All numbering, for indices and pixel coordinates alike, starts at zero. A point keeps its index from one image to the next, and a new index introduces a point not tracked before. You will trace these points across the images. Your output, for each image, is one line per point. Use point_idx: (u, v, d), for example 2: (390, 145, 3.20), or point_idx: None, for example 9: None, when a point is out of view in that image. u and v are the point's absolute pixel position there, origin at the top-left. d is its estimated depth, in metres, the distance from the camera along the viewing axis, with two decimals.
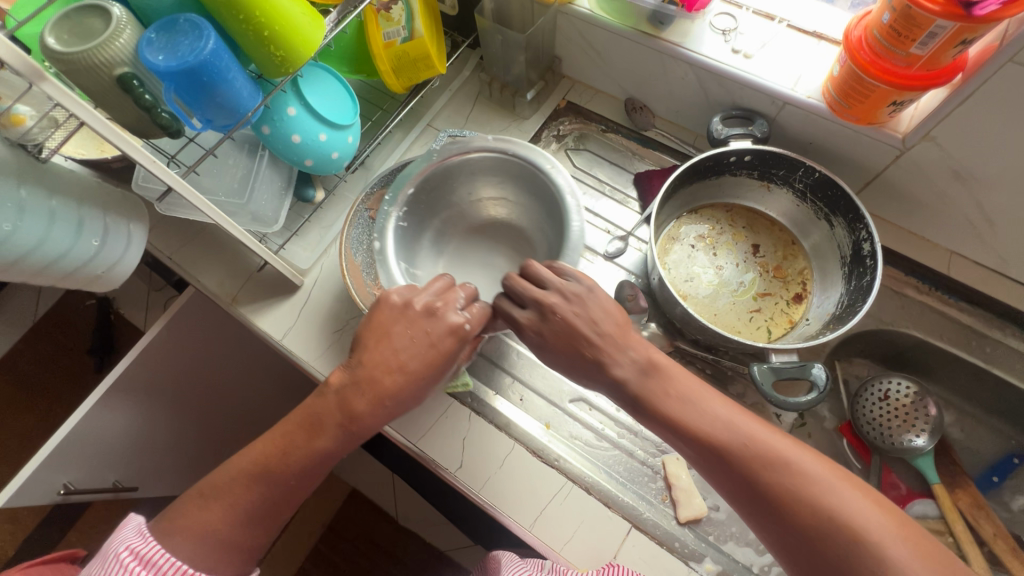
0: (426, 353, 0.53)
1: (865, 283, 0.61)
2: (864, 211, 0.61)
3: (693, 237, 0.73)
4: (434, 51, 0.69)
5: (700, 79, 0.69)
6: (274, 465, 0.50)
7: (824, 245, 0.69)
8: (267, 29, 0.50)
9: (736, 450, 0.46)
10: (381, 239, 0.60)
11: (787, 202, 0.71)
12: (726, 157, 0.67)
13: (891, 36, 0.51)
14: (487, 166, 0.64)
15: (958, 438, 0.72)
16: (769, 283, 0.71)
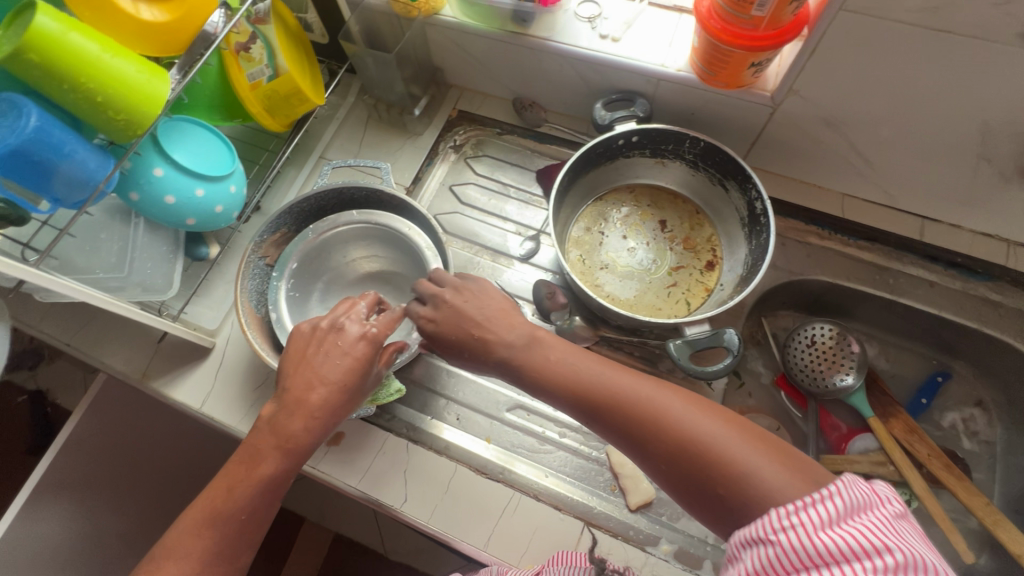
0: (343, 362, 0.51)
1: (763, 240, 0.63)
2: (750, 171, 0.63)
3: (601, 224, 0.73)
4: (306, 84, 0.67)
5: (576, 69, 0.69)
6: (223, 507, 0.48)
7: (727, 211, 0.70)
8: (99, 94, 0.47)
9: (625, 417, 0.45)
10: (276, 309, 0.60)
11: (684, 174, 0.72)
12: (612, 141, 0.68)
13: (734, 2, 0.53)
14: (358, 235, 0.65)
15: (885, 368, 0.74)
16: (681, 255, 0.71)
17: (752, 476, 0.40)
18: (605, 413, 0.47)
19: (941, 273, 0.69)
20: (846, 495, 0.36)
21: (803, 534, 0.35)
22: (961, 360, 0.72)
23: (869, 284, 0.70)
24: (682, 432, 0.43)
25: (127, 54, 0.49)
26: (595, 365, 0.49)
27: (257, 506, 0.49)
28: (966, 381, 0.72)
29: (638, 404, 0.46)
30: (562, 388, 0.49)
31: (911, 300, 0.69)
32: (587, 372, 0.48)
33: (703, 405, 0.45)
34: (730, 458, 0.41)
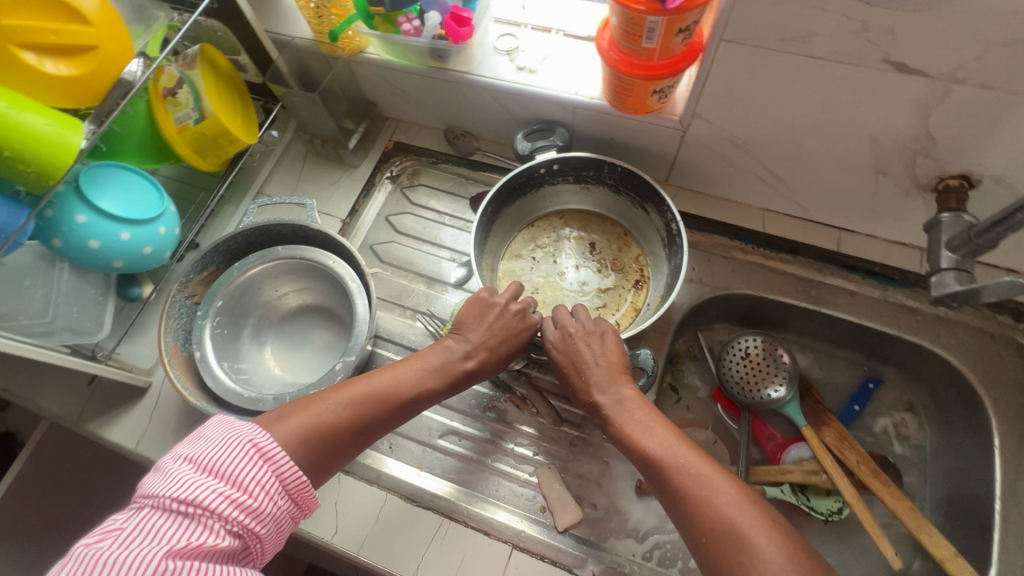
0: (514, 337, 0.60)
1: (679, 259, 0.65)
2: (663, 193, 0.65)
3: (532, 250, 0.75)
4: (234, 125, 0.69)
5: (498, 100, 0.72)
6: (390, 394, 0.53)
7: (650, 232, 0.72)
8: (7, 149, 0.49)
9: (679, 481, 0.45)
10: (200, 347, 0.61)
11: (609, 199, 0.74)
12: (535, 170, 0.69)
13: (626, 37, 0.55)
14: (288, 269, 0.68)
15: (818, 377, 0.75)
16: (610, 276, 0.73)
17: None
18: (663, 473, 0.47)
19: (860, 282, 0.71)
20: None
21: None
22: (890, 366, 0.74)
23: (793, 295, 0.71)
24: (725, 517, 0.42)
25: (36, 108, 0.51)
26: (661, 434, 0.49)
27: (403, 412, 0.53)
28: (896, 386, 0.73)
29: (693, 482, 0.45)
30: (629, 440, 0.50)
31: (833, 309, 0.70)
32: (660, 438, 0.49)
33: (756, 499, 0.43)
34: (763, 571, 0.39)
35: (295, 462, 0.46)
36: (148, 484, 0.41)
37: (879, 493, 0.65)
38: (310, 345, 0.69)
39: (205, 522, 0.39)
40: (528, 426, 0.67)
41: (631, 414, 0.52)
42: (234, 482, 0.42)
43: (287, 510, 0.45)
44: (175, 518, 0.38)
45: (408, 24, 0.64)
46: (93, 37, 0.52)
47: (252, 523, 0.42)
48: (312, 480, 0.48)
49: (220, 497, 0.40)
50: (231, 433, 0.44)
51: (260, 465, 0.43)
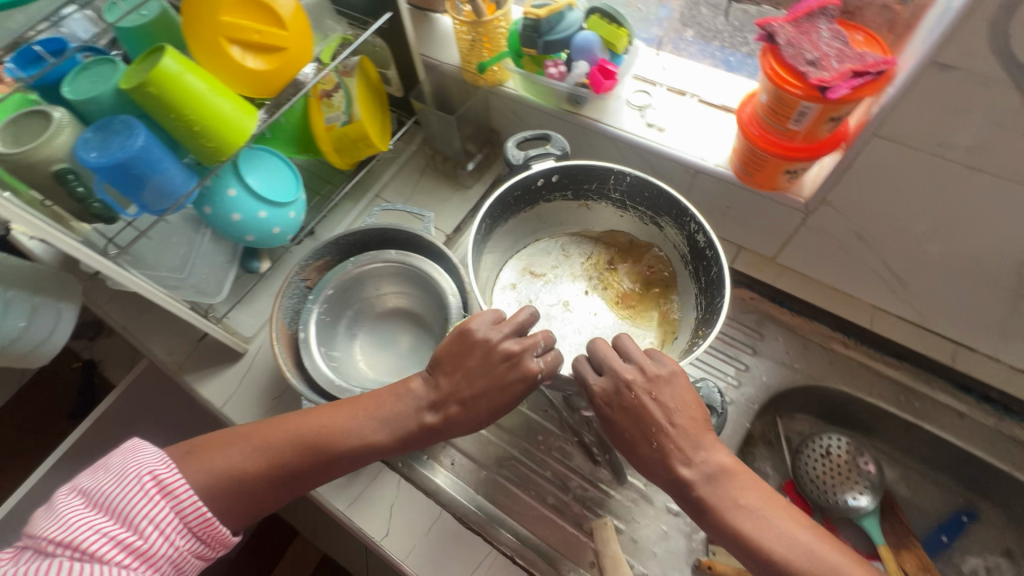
0: (499, 395, 0.52)
1: (713, 274, 0.60)
2: (678, 196, 0.61)
3: (528, 278, 0.71)
4: (373, 132, 0.75)
5: (620, 150, 0.74)
6: (329, 440, 0.52)
7: (665, 248, 0.68)
8: (198, 125, 0.55)
9: None
10: (305, 329, 0.65)
11: (617, 214, 0.71)
12: (533, 180, 0.65)
13: (772, 114, 0.56)
14: (394, 272, 0.71)
15: (904, 495, 0.70)
16: (621, 299, 0.69)
17: None
18: None
19: (971, 404, 0.66)
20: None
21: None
22: (990, 502, 0.67)
23: (892, 403, 0.68)
24: None
25: (226, 94, 0.57)
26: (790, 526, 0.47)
27: (335, 461, 0.53)
28: (992, 526, 0.67)
29: None
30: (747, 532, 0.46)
31: (936, 428, 0.66)
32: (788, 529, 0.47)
33: None
34: None
35: (196, 497, 0.49)
36: (40, 523, 0.47)
37: None
38: (393, 348, 0.72)
39: (86, 560, 0.44)
40: (589, 474, 0.66)
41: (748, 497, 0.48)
42: (122, 523, 0.46)
43: (191, 547, 0.49)
44: (62, 559, 0.44)
45: (554, 68, 0.68)
46: (284, 40, 0.59)
47: (142, 565, 0.46)
48: (223, 519, 0.51)
49: (104, 539, 0.45)
50: (131, 466, 0.48)
51: (158, 503, 0.48)
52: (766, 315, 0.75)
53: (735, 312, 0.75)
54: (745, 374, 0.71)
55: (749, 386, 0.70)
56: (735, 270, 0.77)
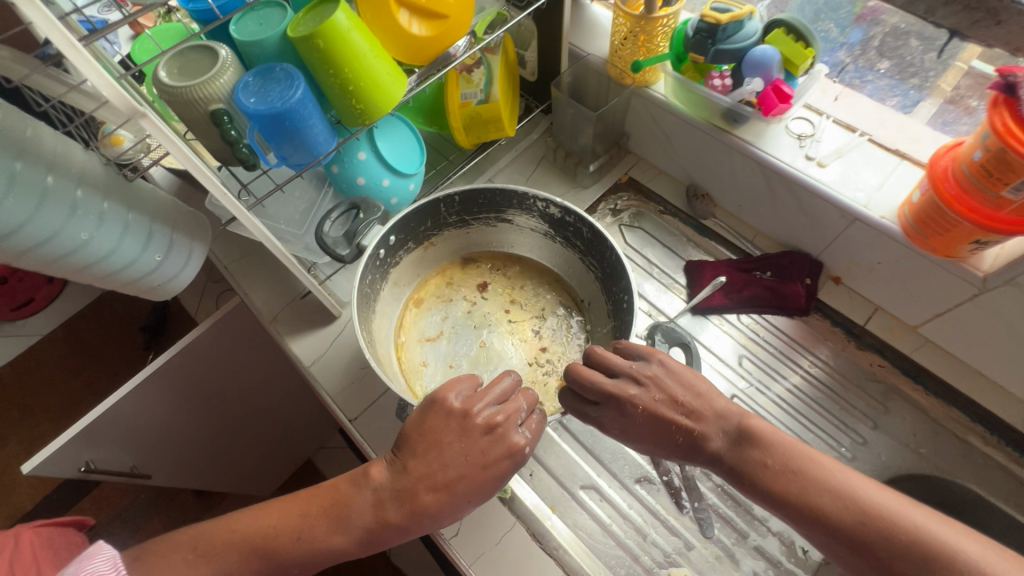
0: (473, 474, 0.49)
1: (587, 233, 0.61)
2: (528, 190, 0.61)
3: (423, 347, 0.65)
4: (506, 115, 0.72)
5: (767, 179, 0.67)
6: (279, 546, 0.48)
7: (526, 240, 0.69)
8: (353, 84, 0.53)
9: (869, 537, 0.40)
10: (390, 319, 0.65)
11: (458, 239, 0.68)
12: (375, 254, 0.59)
13: (980, 174, 0.48)
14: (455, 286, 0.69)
15: None
16: (508, 310, 0.68)
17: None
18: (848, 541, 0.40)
19: None
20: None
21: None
22: None
23: None
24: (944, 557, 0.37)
25: (384, 56, 0.55)
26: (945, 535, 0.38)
27: (291, 564, 0.48)
28: None
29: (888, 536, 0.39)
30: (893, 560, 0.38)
31: None
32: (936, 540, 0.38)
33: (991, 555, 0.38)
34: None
35: None
36: None
37: None
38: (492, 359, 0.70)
39: None
40: (672, 518, 0.62)
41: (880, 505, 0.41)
42: None
43: None
44: None
45: (719, 80, 0.62)
46: (449, 7, 0.56)
47: None
48: None
49: None
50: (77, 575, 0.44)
51: None
52: (894, 389, 0.67)
53: (859, 377, 0.68)
54: (860, 448, 0.65)
55: (863, 462, 0.64)
56: (867, 332, 0.69)
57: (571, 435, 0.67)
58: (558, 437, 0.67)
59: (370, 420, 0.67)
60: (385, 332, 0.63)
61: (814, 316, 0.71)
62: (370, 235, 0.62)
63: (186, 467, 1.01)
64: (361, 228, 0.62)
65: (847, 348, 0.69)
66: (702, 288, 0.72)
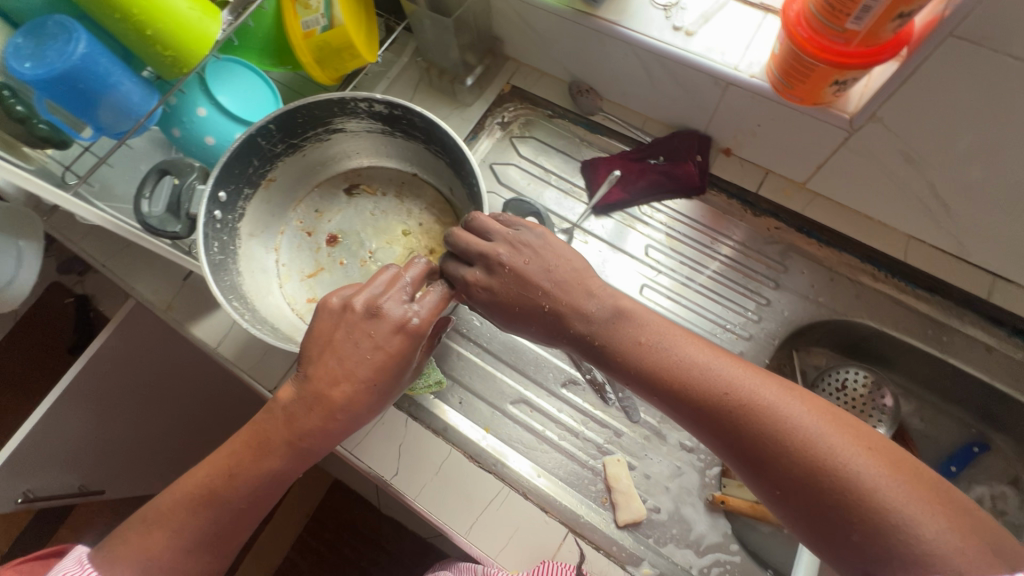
0: (373, 357, 0.46)
1: (421, 123, 0.53)
2: (343, 94, 0.51)
3: (308, 289, 0.58)
4: (359, 39, 0.65)
5: (641, 59, 0.65)
6: (221, 489, 0.46)
7: (368, 146, 0.59)
8: (151, 28, 0.47)
9: (727, 414, 0.41)
10: (265, 275, 0.56)
11: (297, 167, 0.57)
12: (212, 215, 0.49)
13: (828, 11, 0.47)
14: (322, 213, 0.60)
15: (918, 427, 0.70)
16: (375, 224, 0.61)
17: (850, 460, 0.37)
18: (710, 415, 0.42)
19: (1002, 338, 0.63)
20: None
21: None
22: (1004, 435, 0.67)
23: (918, 337, 0.65)
24: (795, 430, 0.39)
25: None
26: (836, 436, 0.38)
27: (235, 498, 0.47)
28: (1003, 456, 0.67)
29: (749, 408, 0.41)
30: (780, 454, 0.39)
31: (962, 362, 0.63)
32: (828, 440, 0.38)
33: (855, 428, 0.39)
34: (831, 461, 0.37)
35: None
36: None
37: None
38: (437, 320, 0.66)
39: None
40: (601, 413, 0.64)
41: (784, 405, 0.40)
42: None
43: None
44: None
45: None
46: None
47: None
48: None
49: None
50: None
51: None
52: (792, 247, 0.69)
53: (759, 242, 0.70)
54: (766, 309, 0.67)
55: (769, 321, 0.67)
56: (761, 198, 0.70)
57: (493, 356, 0.67)
58: (483, 361, 0.67)
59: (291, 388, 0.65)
60: (264, 289, 0.55)
61: (710, 192, 0.72)
62: (198, 200, 0.49)
63: (144, 474, 0.99)
64: (184, 196, 0.48)
65: (745, 217, 0.71)
66: (599, 186, 0.72)
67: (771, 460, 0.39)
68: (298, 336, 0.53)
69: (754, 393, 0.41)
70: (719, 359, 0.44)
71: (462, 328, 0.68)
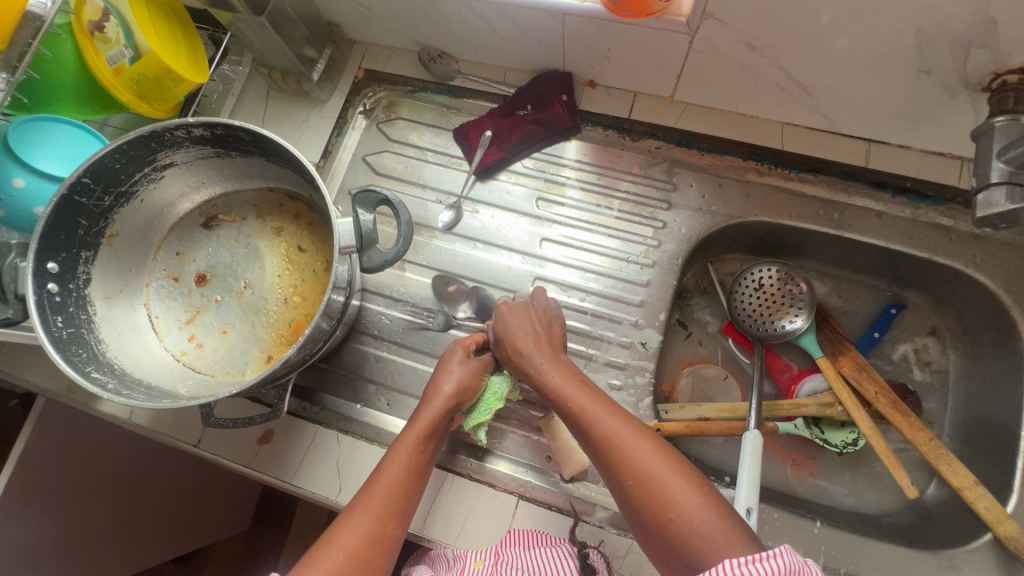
0: (458, 373, 0.58)
1: (249, 137, 0.50)
2: (153, 127, 0.46)
3: (184, 336, 0.55)
4: (176, 61, 0.60)
5: (473, 10, 0.61)
6: (379, 471, 0.51)
7: (207, 172, 0.55)
8: None
9: (597, 440, 0.49)
10: (134, 333, 0.53)
11: (139, 214, 0.54)
12: (43, 291, 0.45)
13: None
14: (186, 255, 0.58)
15: (837, 305, 0.71)
16: (243, 250, 0.58)
17: (675, 496, 0.44)
18: (588, 434, 0.50)
19: (889, 201, 0.64)
20: (784, 558, 0.36)
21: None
22: (916, 291, 0.69)
23: (813, 221, 0.65)
24: (637, 462, 0.46)
25: None
26: (665, 473, 0.45)
27: (402, 506, 0.50)
28: (919, 310, 0.69)
29: (611, 435, 0.48)
30: (621, 485, 0.47)
31: (858, 234, 0.64)
32: (670, 493, 0.44)
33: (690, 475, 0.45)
34: (659, 488, 0.44)
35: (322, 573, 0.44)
36: None
37: (896, 423, 0.62)
38: (371, 330, 0.67)
39: None
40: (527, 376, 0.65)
41: (640, 458, 0.46)
42: None
43: None
44: None
45: None
46: None
47: None
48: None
49: None
50: None
51: None
52: (675, 162, 0.68)
53: (642, 166, 0.68)
54: (664, 232, 0.67)
55: (669, 243, 0.66)
56: (635, 122, 0.68)
57: (410, 349, 0.66)
58: (398, 356, 0.66)
59: (215, 438, 0.62)
60: (137, 348, 0.52)
61: (586, 129, 0.70)
62: (23, 278, 0.45)
63: (127, 556, 0.96)
64: (6, 277, 0.45)
65: (624, 144, 0.69)
66: (474, 151, 0.69)
67: (619, 479, 0.47)
68: (184, 385, 0.51)
69: (616, 429, 0.49)
70: (605, 400, 0.52)
71: (372, 330, 0.66)
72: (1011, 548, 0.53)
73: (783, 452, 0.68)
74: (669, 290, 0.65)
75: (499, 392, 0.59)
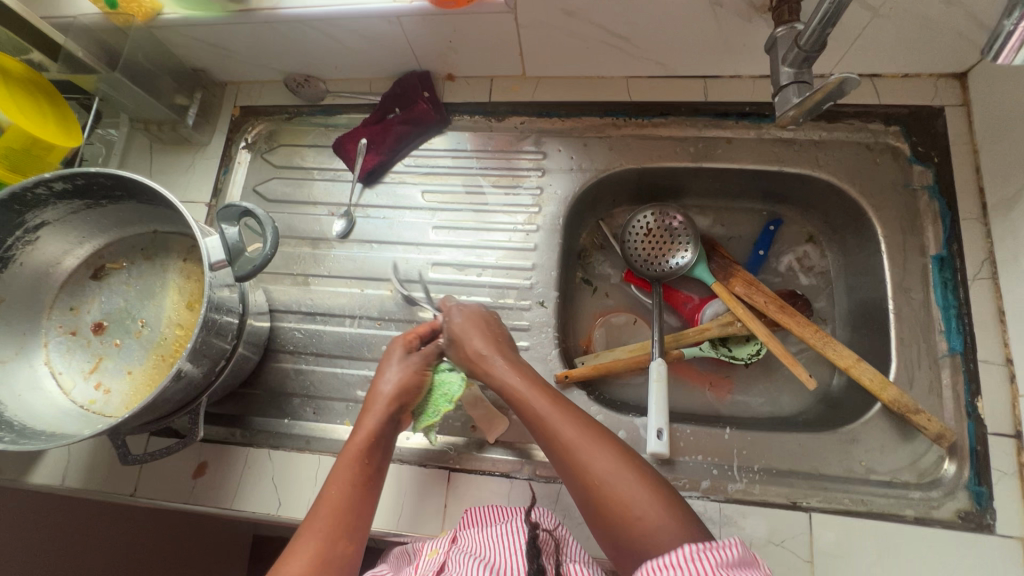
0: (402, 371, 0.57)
1: (112, 182, 0.52)
2: (10, 189, 0.48)
3: (91, 384, 0.56)
4: (43, 129, 0.62)
5: (318, 30, 0.65)
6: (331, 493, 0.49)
7: (84, 225, 0.57)
8: None
9: (555, 434, 0.49)
10: (37, 391, 0.54)
11: (21, 276, 0.56)
12: None
13: None
14: (79, 308, 0.59)
15: (722, 233, 0.76)
16: (136, 293, 0.60)
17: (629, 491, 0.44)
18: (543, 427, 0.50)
19: (735, 127, 0.69)
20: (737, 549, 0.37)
21: (707, 568, 0.35)
22: (786, 205, 0.75)
23: (674, 159, 0.69)
24: (593, 458, 0.46)
25: None
26: (619, 468, 0.46)
27: (354, 518, 0.48)
28: (794, 222, 0.75)
29: (568, 433, 0.48)
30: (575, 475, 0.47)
31: (716, 162, 0.69)
32: (626, 489, 0.44)
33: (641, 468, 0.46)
34: (614, 482, 0.45)
35: None
36: None
37: (788, 325, 0.65)
38: (286, 347, 0.69)
39: None
40: None
41: (594, 452, 0.47)
42: None
43: None
44: None
45: None
46: None
47: None
48: None
49: None
50: None
51: None
52: (540, 132, 0.73)
53: (512, 143, 0.73)
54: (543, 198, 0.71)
55: (551, 206, 0.70)
56: (496, 104, 0.73)
57: (327, 356, 0.68)
58: (315, 367, 0.67)
59: (148, 484, 0.63)
60: (40, 403, 0.53)
61: (455, 119, 0.74)
62: None
63: None
64: None
65: (492, 126, 0.74)
66: (354, 159, 0.73)
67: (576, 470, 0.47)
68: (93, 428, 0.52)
69: (573, 427, 0.48)
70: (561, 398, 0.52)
71: (287, 347, 0.68)
72: (899, 411, 0.57)
73: (700, 377, 0.72)
74: (557, 249, 0.69)
75: (449, 392, 0.59)
